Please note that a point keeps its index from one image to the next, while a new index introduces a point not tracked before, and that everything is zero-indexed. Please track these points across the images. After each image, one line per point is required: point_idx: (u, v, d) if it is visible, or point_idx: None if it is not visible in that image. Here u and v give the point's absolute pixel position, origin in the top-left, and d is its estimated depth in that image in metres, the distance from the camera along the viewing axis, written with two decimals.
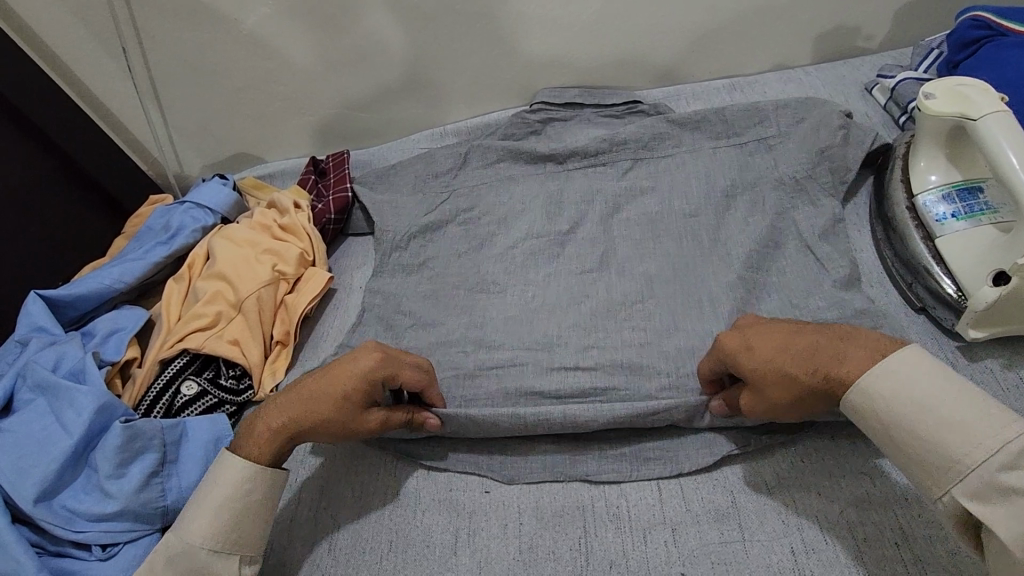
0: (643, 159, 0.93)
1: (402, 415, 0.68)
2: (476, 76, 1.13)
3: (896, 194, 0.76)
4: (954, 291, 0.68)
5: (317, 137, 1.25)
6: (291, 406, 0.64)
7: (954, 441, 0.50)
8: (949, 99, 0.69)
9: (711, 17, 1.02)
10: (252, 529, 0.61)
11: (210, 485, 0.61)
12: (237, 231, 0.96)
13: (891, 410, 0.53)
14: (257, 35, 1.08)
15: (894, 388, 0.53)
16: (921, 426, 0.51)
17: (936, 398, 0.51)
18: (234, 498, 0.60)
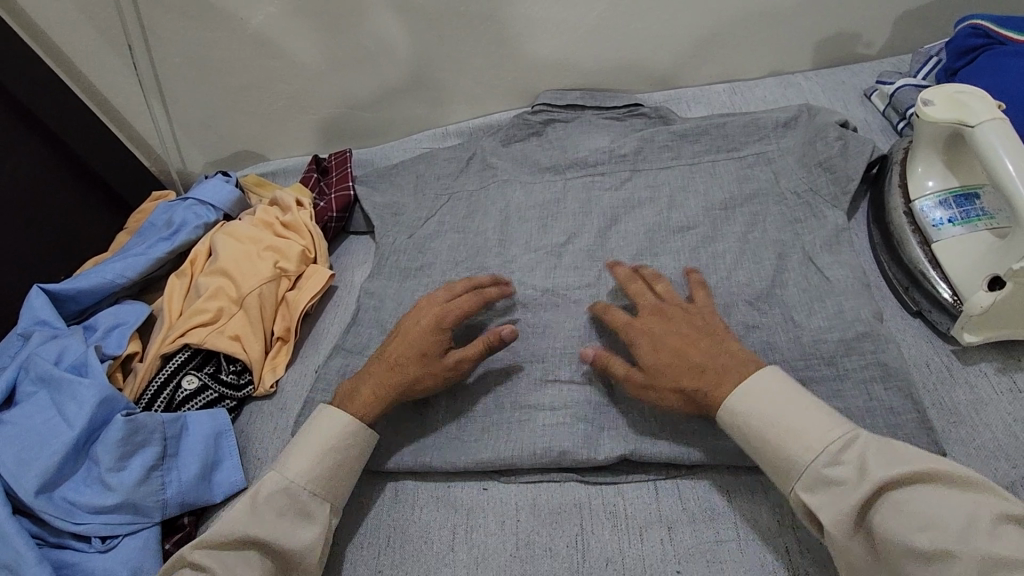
0: (641, 169, 0.96)
1: (477, 347, 0.71)
2: (478, 78, 1.13)
3: (894, 199, 0.76)
4: (949, 296, 0.69)
5: (320, 135, 1.26)
6: (379, 374, 0.72)
7: (794, 445, 0.57)
8: (947, 105, 0.69)
9: (710, 21, 1.02)
10: (341, 482, 0.67)
11: (309, 436, 0.68)
12: (239, 228, 0.97)
13: (749, 414, 0.60)
14: (261, 34, 1.09)
15: (749, 398, 0.61)
16: (772, 432, 0.59)
17: (783, 407, 0.59)
18: (335, 446, 0.67)
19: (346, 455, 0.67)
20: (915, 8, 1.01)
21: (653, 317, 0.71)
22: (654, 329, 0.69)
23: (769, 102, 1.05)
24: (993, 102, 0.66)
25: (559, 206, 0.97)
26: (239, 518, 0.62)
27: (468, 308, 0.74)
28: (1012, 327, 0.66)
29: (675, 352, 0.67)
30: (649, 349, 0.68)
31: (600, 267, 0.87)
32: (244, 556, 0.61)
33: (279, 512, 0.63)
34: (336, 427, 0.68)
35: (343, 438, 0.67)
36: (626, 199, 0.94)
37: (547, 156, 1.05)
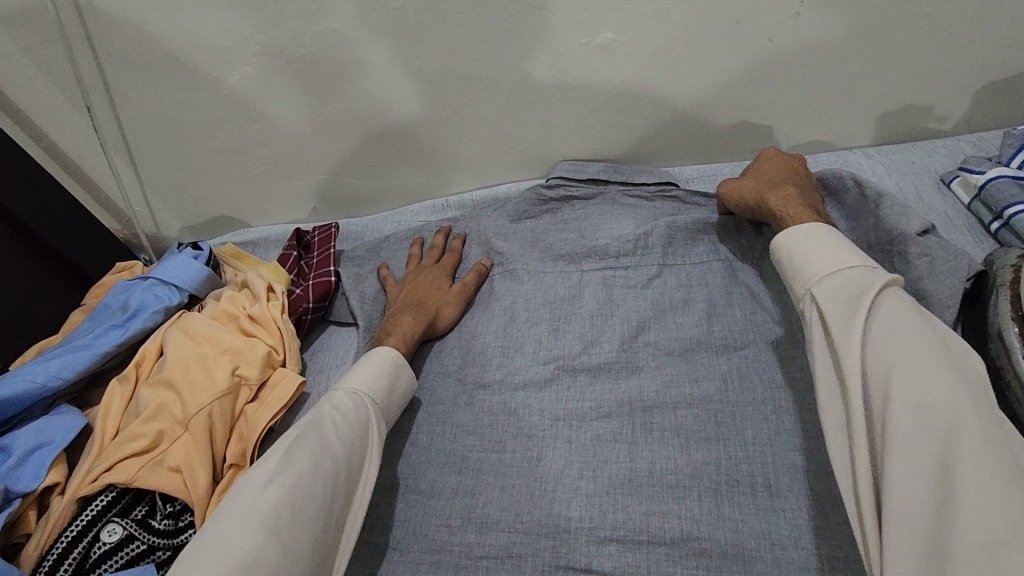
0: (672, 266, 0.82)
1: (476, 279, 0.87)
2: (485, 146, 1.00)
3: (1010, 336, 0.58)
4: None
5: (307, 202, 1.13)
6: (409, 315, 0.82)
7: (823, 262, 0.61)
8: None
9: (756, 91, 0.88)
10: (389, 411, 0.69)
11: (360, 362, 0.71)
12: (196, 322, 0.83)
13: (792, 249, 0.65)
14: (238, 96, 0.96)
15: (798, 235, 0.65)
16: (802, 259, 0.63)
17: (823, 245, 0.63)
18: (378, 395, 0.68)
19: (397, 382, 0.71)
20: (1002, 80, 0.85)
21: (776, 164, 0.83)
22: (768, 172, 0.81)
23: None
24: None
25: (574, 306, 0.82)
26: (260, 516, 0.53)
27: (468, 278, 0.87)
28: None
29: (772, 183, 0.78)
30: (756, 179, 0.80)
31: (626, 394, 0.70)
32: (303, 537, 0.54)
33: (354, 416, 0.64)
34: (381, 358, 0.71)
35: (395, 372, 0.71)
36: (656, 302, 0.78)
37: (561, 238, 0.90)
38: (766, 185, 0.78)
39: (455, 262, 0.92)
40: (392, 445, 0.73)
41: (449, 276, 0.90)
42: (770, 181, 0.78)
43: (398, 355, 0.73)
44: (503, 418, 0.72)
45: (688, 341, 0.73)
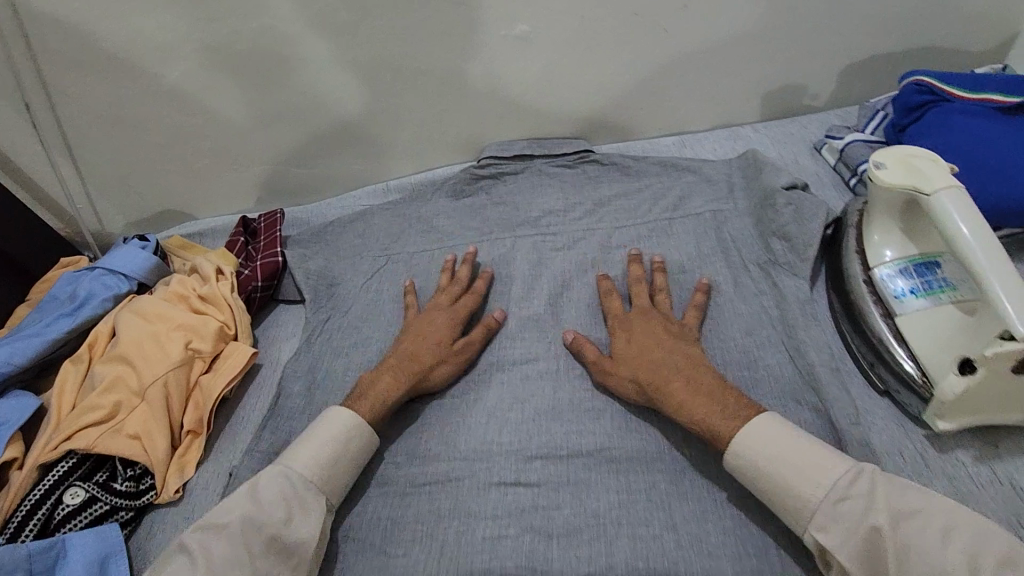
0: (592, 230, 0.93)
1: (480, 333, 0.79)
2: (420, 132, 1.07)
3: (853, 266, 0.71)
4: (914, 373, 0.62)
5: (252, 193, 1.17)
6: (396, 370, 0.74)
7: (804, 489, 0.56)
8: (901, 169, 0.64)
9: (656, 75, 1.00)
10: (332, 490, 0.65)
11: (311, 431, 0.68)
12: (148, 304, 0.87)
13: (755, 465, 0.58)
14: (179, 89, 1.01)
15: (753, 446, 0.59)
16: (775, 477, 0.57)
17: (790, 450, 0.57)
18: (314, 474, 0.64)
19: (341, 457, 0.66)
20: (858, 62, 1.00)
21: (640, 325, 0.73)
22: (641, 351, 0.70)
23: (717, 154, 1.02)
24: (948, 169, 0.61)
25: (507, 273, 0.91)
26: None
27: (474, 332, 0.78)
28: (984, 415, 0.58)
29: (653, 368, 0.67)
30: (638, 366, 0.69)
31: (550, 341, 0.79)
32: None
33: (276, 502, 0.61)
34: (330, 423, 0.67)
35: (345, 436, 0.67)
36: (578, 262, 0.88)
37: (498, 214, 1.00)
38: (650, 376, 0.67)
39: (472, 304, 0.82)
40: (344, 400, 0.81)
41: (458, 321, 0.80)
42: (648, 377, 0.67)
43: (355, 413, 0.69)
44: None
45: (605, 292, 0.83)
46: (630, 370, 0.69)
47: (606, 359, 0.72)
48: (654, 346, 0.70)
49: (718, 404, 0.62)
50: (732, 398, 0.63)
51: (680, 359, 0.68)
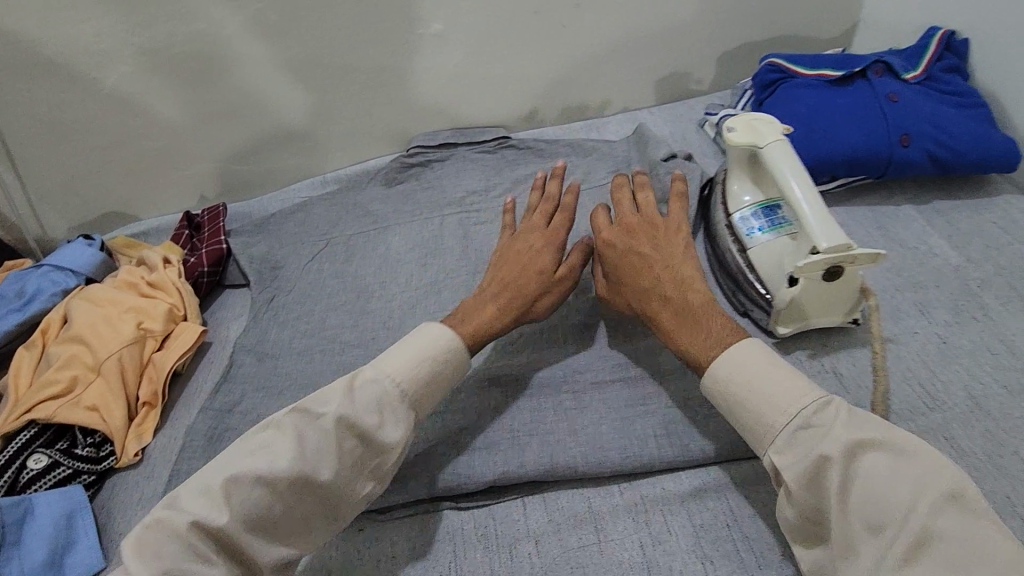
0: (511, 204, 1.04)
1: (577, 258, 0.78)
2: (352, 125, 1.18)
3: (718, 213, 0.83)
4: (762, 293, 0.75)
5: (195, 192, 1.23)
6: (509, 297, 0.73)
7: (765, 411, 0.57)
8: (746, 131, 0.77)
9: (559, 67, 1.14)
10: (422, 401, 0.65)
11: (406, 342, 0.67)
12: (98, 291, 0.93)
13: (731, 389, 0.60)
14: (118, 94, 1.07)
15: (730, 370, 0.61)
16: (741, 405, 0.59)
17: (767, 379, 0.59)
18: (409, 384, 0.64)
19: (440, 370, 0.66)
20: (730, 50, 1.17)
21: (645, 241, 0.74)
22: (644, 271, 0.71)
23: (620, 134, 1.16)
24: (778, 127, 0.75)
25: (438, 245, 1.01)
26: (253, 492, 0.57)
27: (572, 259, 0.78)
28: (815, 319, 0.72)
29: (648, 296, 0.70)
30: (637, 286, 0.71)
31: None
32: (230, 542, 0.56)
33: (367, 407, 0.61)
34: (433, 338, 0.67)
35: (433, 360, 0.66)
36: (500, 231, 1.00)
37: (427, 196, 1.11)
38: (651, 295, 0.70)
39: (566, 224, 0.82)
40: (292, 363, 0.89)
41: (556, 248, 0.78)
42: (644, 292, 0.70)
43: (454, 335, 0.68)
44: (383, 331, 0.90)
45: None
46: (631, 292, 0.72)
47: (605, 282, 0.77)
48: (646, 267, 0.71)
49: (704, 330, 0.65)
50: (719, 326, 0.65)
51: (671, 284, 0.69)
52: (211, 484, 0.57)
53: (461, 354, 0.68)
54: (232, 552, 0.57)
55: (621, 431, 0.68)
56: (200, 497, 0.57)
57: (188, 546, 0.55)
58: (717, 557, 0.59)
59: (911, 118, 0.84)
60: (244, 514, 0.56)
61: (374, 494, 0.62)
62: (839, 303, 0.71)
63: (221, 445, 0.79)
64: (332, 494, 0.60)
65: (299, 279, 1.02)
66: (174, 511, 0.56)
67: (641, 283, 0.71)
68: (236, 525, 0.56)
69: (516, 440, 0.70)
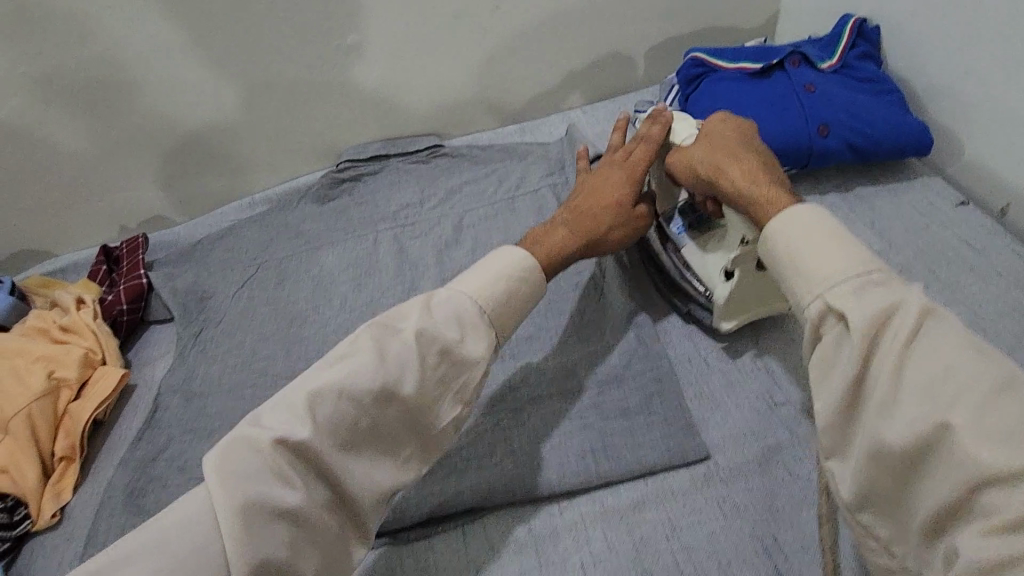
0: (446, 215, 1.02)
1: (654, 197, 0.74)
2: (275, 142, 1.13)
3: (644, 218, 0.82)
4: (701, 289, 0.74)
5: (115, 222, 1.17)
6: (576, 226, 0.70)
7: (826, 262, 0.50)
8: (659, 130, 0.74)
9: (487, 70, 1.12)
10: (504, 321, 0.62)
11: (489, 262, 0.64)
12: (4, 341, 0.87)
13: (790, 236, 0.52)
14: (15, 126, 1.00)
15: (798, 218, 0.53)
16: (798, 251, 0.52)
17: (830, 234, 0.51)
18: (489, 303, 0.61)
19: (518, 291, 0.63)
20: (656, 46, 1.17)
21: (724, 115, 0.70)
22: (718, 133, 0.67)
23: (553, 135, 1.14)
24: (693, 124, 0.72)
25: (373, 265, 0.98)
26: (339, 406, 0.54)
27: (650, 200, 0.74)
28: (749, 310, 0.72)
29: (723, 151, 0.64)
30: (709, 145, 0.66)
31: None
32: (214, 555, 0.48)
33: (447, 324, 0.59)
34: (506, 269, 0.63)
35: (514, 282, 0.63)
36: (437, 244, 0.98)
37: (360, 213, 1.07)
38: (718, 151, 0.64)
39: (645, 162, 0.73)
40: (223, 401, 0.85)
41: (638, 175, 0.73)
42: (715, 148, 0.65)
43: (527, 254, 0.65)
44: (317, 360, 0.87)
45: (459, 268, 0.93)
46: (701, 149, 0.66)
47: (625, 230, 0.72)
48: (720, 133, 0.66)
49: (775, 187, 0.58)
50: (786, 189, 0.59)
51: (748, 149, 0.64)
52: (291, 396, 0.54)
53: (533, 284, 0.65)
54: (317, 467, 0.53)
55: (558, 449, 0.67)
56: (282, 410, 0.54)
57: (270, 463, 0.51)
58: (658, 570, 0.58)
59: (827, 108, 0.85)
60: (332, 427, 0.53)
61: (462, 417, 0.60)
62: (772, 291, 0.70)
63: (143, 498, 0.73)
64: (415, 413, 0.57)
65: (229, 310, 0.97)
66: (259, 427, 0.53)
67: (718, 137, 0.66)
68: (324, 439, 0.53)
69: (452, 466, 0.67)
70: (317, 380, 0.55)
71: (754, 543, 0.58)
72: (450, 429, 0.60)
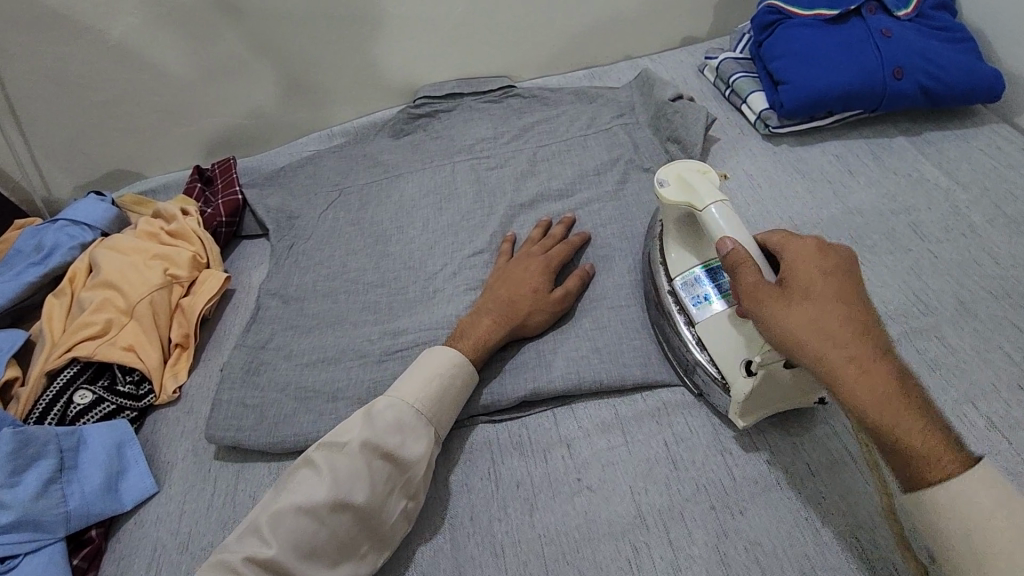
0: (521, 148, 1.07)
1: (576, 283, 0.78)
2: (357, 76, 1.19)
3: (660, 280, 0.73)
4: (715, 375, 0.66)
5: (201, 147, 1.24)
6: (498, 312, 0.74)
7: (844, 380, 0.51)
8: (678, 185, 0.67)
9: (561, 14, 1.17)
10: (440, 418, 0.66)
11: (419, 363, 0.69)
12: (121, 240, 0.94)
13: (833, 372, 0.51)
14: (124, 45, 1.07)
15: (957, 490, 0.46)
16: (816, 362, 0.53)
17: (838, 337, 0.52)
18: (426, 405, 0.65)
19: (450, 387, 0.67)
20: None
21: (819, 265, 0.56)
22: (833, 312, 0.52)
23: (623, 81, 1.19)
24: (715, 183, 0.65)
25: (451, 190, 1.03)
26: (300, 520, 0.57)
27: (557, 251, 0.82)
28: (778, 404, 0.63)
29: (845, 341, 0.51)
30: (814, 318, 0.52)
31: (493, 237, 0.94)
32: None
33: (389, 430, 0.62)
34: (438, 363, 0.67)
35: (448, 376, 0.67)
36: (514, 173, 1.03)
37: (437, 145, 1.12)
38: (842, 351, 0.51)
39: (565, 254, 0.82)
40: (320, 303, 0.93)
41: (550, 265, 0.80)
42: (837, 344, 0.51)
43: (460, 355, 0.69)
44: (404, 271, 0.94)
45: (535, 194, 0.98)
46: (797, 317, 0.53)
47: (536, 315, 0.75)
48: (833, 312, 0.52)
49: (921, 424, 0.48)
50: (934, 437, 0.48)
51: (872, 352, 0.51)
52: (257, 521, 0.57)
53: (465, 368, 0.69)
54: None
55: (640, 351, 0.74)
56: (250, 537, 0.57)
57: None
58: (735, 449, 0.66)
59: (903, 53, 0.88)
60: (294, 543, 0.56)
61: (410, 513, 0.62)
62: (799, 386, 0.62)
63: (258, 376, 0.83)
64: (370, 519, 0.59)
65: (317, 226, 1.04)
66: (230, 553, 0.56)
67: (830, 319, 0.52)
68: (287, 552, 0.55)
69: (541, 358, 0.75)
70: (282, 493, 0.60)
71: (820, 428, 0.65)
72: (401, 523, 0.62)
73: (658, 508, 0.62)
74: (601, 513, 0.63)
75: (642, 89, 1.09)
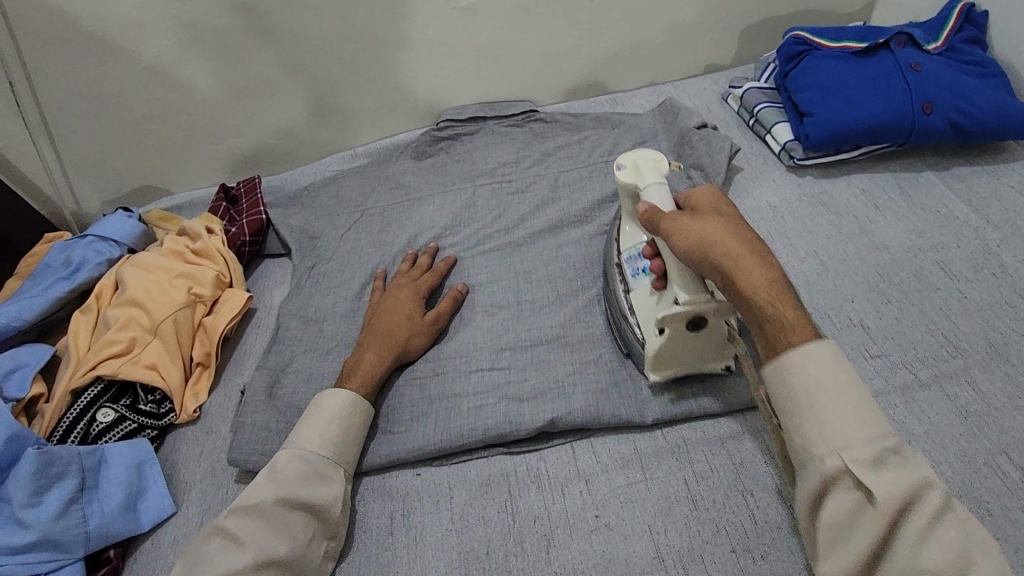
0: (542, 173, 1.07)
1: (447, 307, 0.84)
2: (381, 98, 1.21)
3: (612, 251, 0.81)
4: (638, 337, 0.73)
5: (227, 165, 1.26)
6: (377, 345, 0.78)
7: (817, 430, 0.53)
8: (630, 170, 0.74)
9: (585, 40, 1.18)
10: (348, 458, 0.70)
11: (314, 412, 0.70)
12: (147, 258, 0.96)
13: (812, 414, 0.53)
14: (156, 67, 1.10)
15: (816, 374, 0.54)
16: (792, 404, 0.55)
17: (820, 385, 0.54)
18: (327, 449, 0.68)
19: (349, 429, 0.70)
20: (752, 25, 1.22)
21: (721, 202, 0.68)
22: (732, 227, 0.63)
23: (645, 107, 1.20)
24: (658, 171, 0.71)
25: (471, 214, 1.03)
26: None
27: (425, 280, 0.88)
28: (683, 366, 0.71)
29: (736, 240, 0.61)
30: (717, 224, 0.63)
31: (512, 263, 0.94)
32: None
33: (298, 483, 0.64)
34: (335, 405, 0.70)
35: (348, 415, 0.70)
36: (535, 199, 1.03)
37: (458, 168, 1.13)
38: (733, 246, 0.60)
39: (433, 280, 0.89)
40: (339, 324, 0.93)
41: (420, 295, 0.85)
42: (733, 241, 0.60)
43: (353, 395, 0.71)
44: None
45: (555, 219, 0.98)
46: (704, 222, 0.63)
47: (414, 338, 0.80)
48: (731, 223, 0.63)
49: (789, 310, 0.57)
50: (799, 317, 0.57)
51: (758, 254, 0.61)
52: None
53: (358, 404, 0.72)
54: None
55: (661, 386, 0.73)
56: None
57: None
58: (757, 491, 0.64)
59: (932, 87, 0.87)
60: None
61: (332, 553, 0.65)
62: (709, 347, 0.69)
63: (277, 398, 0.84)
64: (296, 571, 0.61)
65: (338, 246, 1.05)
66: None
67: (731, 228, 0.62)
68: None
69: (561, 391, 0.74)
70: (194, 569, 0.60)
71: None
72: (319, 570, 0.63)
73: (678, 550, 0.61)
74: (618, 552, 0.62)
75: (665, 117, 1.09)
